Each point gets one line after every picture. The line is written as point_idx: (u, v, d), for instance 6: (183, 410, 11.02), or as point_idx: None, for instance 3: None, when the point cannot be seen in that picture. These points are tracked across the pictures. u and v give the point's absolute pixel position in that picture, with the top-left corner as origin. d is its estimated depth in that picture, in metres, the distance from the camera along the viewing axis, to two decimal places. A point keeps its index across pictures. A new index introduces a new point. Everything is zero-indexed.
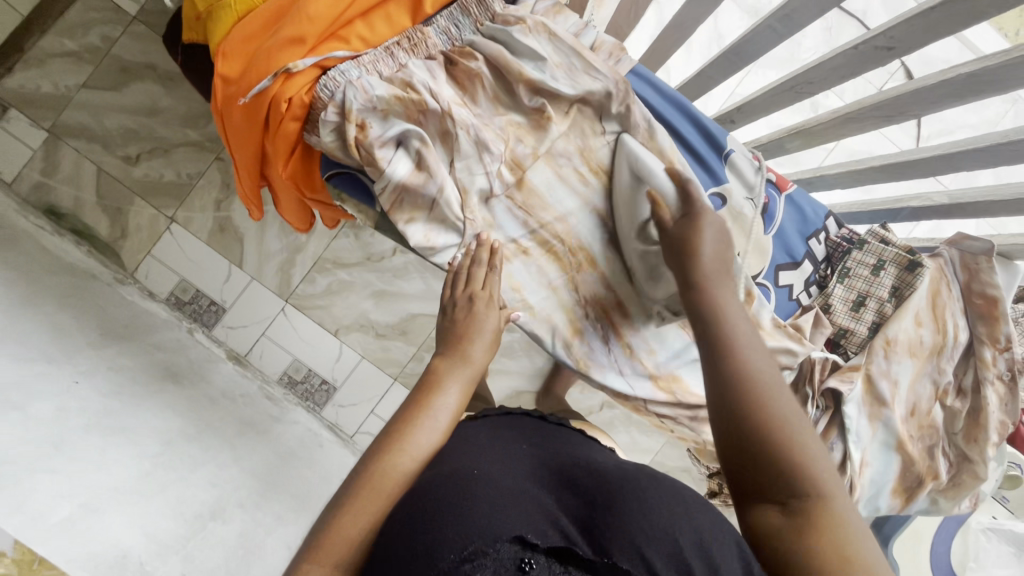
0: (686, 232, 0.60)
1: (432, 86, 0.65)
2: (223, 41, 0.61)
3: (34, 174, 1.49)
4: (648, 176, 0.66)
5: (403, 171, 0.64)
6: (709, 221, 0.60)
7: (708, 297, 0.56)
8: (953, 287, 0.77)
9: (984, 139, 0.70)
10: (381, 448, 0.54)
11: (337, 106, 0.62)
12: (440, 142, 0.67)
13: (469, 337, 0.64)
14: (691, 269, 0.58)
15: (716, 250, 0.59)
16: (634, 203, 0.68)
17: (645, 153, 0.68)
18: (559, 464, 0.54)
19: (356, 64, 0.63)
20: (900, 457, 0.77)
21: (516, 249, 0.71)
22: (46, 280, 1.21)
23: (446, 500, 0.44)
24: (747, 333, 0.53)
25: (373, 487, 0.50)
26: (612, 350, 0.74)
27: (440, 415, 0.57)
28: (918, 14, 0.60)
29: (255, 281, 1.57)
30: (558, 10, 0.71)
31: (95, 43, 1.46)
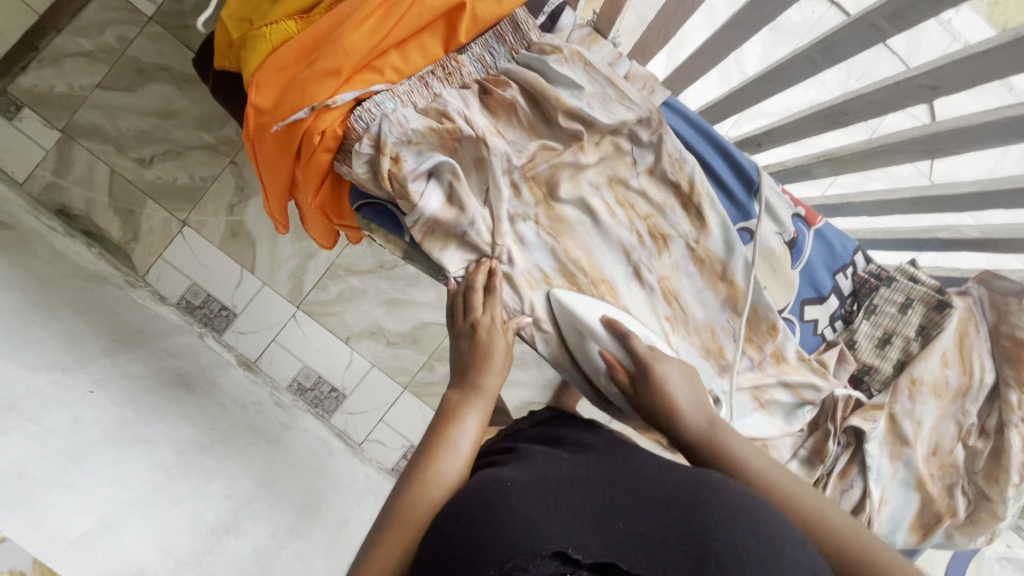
0: (661, 382, 0.63)
1: (466, 114, 0.64)
2: (257, 70, 0.60)
3: (47, 174, 1.48)
4: (590, 330, 0.67)
5: (434, 205, 0.63)
6: (668, 368, 0.65)
7: (715, 445, 0.58)
8: (981, 327, 0.76)
9: (1022, 180, 0.69)
10: (410, 483, 0.54)
11: (372, 137, 0.61)
12: (473, 170, 0.66)
13: (482, 367, 0.64)
14: (687, 436, 0.60)
15: (689, 395, 0.62)
16: (586, 356, 0.68)
17: (580, 302, 0.68)
18: (606, 468, 0.53)
19: (391, 95, 0.63)
20: (920, 495, 0.77)
21: (540, 278, 0.70)
22: (61, 286, 1.21)
23: (485, 514, 0.45)
24: (767, 468, 0.56)
25: (404, 519, 0.51)
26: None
27: (461, 443, 0.58)
28: (967, 55, 0.57)
29: (266, 287, 1.56)
30: (593, 39, 0.70)
31: (110, 43, 1.45)
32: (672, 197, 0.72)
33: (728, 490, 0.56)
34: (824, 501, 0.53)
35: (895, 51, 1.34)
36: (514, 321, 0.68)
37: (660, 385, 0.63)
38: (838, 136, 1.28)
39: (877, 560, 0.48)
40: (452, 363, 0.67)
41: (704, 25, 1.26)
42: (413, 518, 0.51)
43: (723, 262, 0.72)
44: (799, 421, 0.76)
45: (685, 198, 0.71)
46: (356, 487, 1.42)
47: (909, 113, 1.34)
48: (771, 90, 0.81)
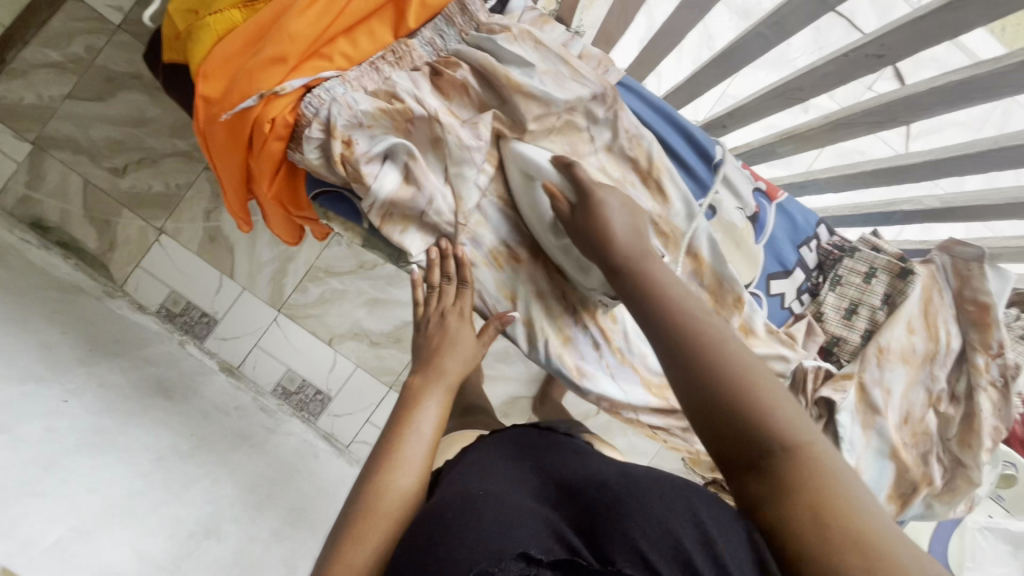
0: (595, 211, 0.59)
1: (417, 95, 0.64)
2: (203, 60, 0.60)
3: (20, 187, 1.47)
4: (536, 169, 0.64)
5: (389, 186, 0.63)
6: (606, 196, 0.60)
7: (638, 272, 0.53)
8: (945, 294, 0.76)
9: (974, 146, 0.69)
10: (374, 476, 0.53)
11: (322, 123, 0.61)
12: (431, 150, 0.65)
13: (443, 351, 0.65)
14: (614, 254, 0.56)
15: (629, 224, 0.58)
16: (530, 195, 0.66)
17: (530, 149, 0.66)
18: (566, 472, 0.55)
19: (341, 81, 0.62)
20: (894, 464, 0.77)
21: (505, 255, 0.70)
22: (34, 298, 1.20)
23: (453, 522, 0.45)
24: (691, 299, 0.50)
25: (372, 515, 0.50)
26: (602, 356, 0.74)
27: (424, 428, 0.58)
28: (909, 22, 0.57)
29: (246, 292, 1.56)
30: (545, 20, 0.71)
31: (78, 53, 1.44)
32: (634, 173, 0.72)
33: (634, 300, 0.52)
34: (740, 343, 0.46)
35: (862, 31, 1.35)
36: (500, 315, 0.69)
37: (599, 211, 0.58)
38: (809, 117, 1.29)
39: (770, 407, 0.42)
40: (415, 350, 0.67)
41: (670, 10, 1.26)
42: (380, 509, 0.50)
43: (686, 236, 0.72)
44: None
45: (645, 174, 0.71)
46: (344, 488, 1.41)
47: (878, 90, 1.35)
48: (729, 68, 0.81)
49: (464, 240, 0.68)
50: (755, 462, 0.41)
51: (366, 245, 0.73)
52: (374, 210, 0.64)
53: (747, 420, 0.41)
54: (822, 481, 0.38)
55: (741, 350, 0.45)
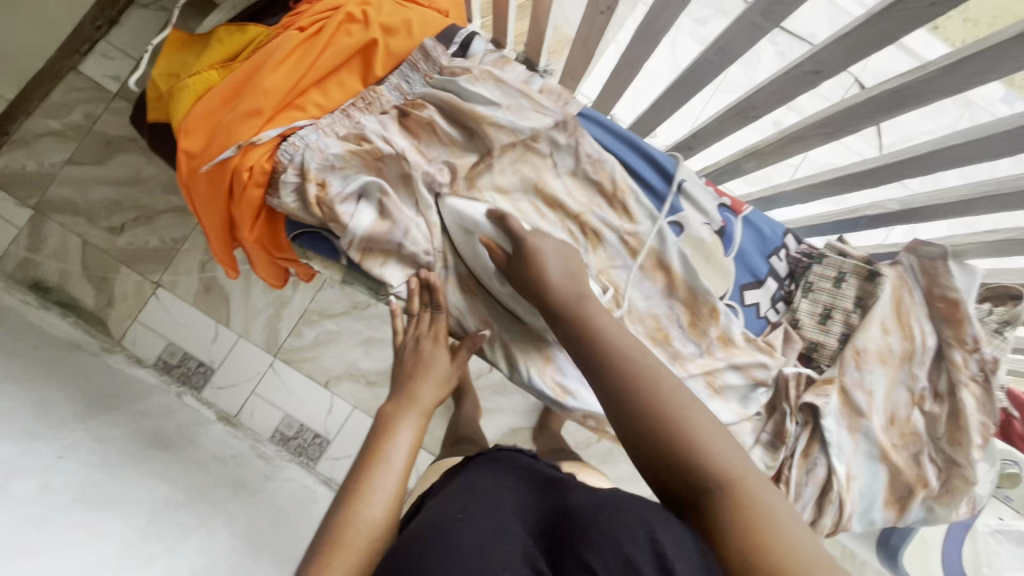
0: (540, 263, 0.63)
1: (386, 137, 0.68)
2: (185, 117, 0.64)
3: (20, 251, 1.52)
4: (475, 225, 0.68)
5: (366, 222, 0.66)
6: (548, 249, 0.64)
7: (578, 319, 0.58)
8: (915, 293, 0.78)
9: (921, 148, 0.68)
10: (346, 506, 0.55)
11: (297, 168, 0.64)
12: (401, 186, 0.70)
13: (417, 378, 0.69)
14: (556, 301, 0.60)
15: (562, 267, 0.63)
16: (475, 255, 0.70)
17: (466, 203, 0.69)
18: (556, 495, 0.54)
19: (315, 128, 0.66)
20: (886, 467, 0.77)
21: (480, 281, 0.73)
22: (33, 357, 1.22)
23: (427, 552, 0.46)
24: (620, 342, 0.56)
25: (338, 544, 0.51)
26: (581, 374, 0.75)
27: (394, 456, 0.61)
28: (836, 39, 0.59)
29: (242, 338, 1.57)
30: (506, 60, 0.74)
31: (77, 121, 1.52)
32: (598, 194, 0.75)
33: (581, 356, 0.57)
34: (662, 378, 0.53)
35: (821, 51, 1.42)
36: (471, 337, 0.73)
37: (536, 258, 0.63)
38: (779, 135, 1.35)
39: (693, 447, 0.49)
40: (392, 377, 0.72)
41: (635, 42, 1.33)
42: (352, 538, 0.52)
43: (656, 250, 0.75)
44: (755, 403, 0.77)
45: (610, 195, 0.75)
46: None
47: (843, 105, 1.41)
48: (686, 92, 0.86)
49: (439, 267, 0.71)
50: (688, 493, 0.48)
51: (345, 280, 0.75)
52: (356, 254, 0.69)
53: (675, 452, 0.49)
54: (747, 512, 0.46)
55: (670, 392, 0.52)
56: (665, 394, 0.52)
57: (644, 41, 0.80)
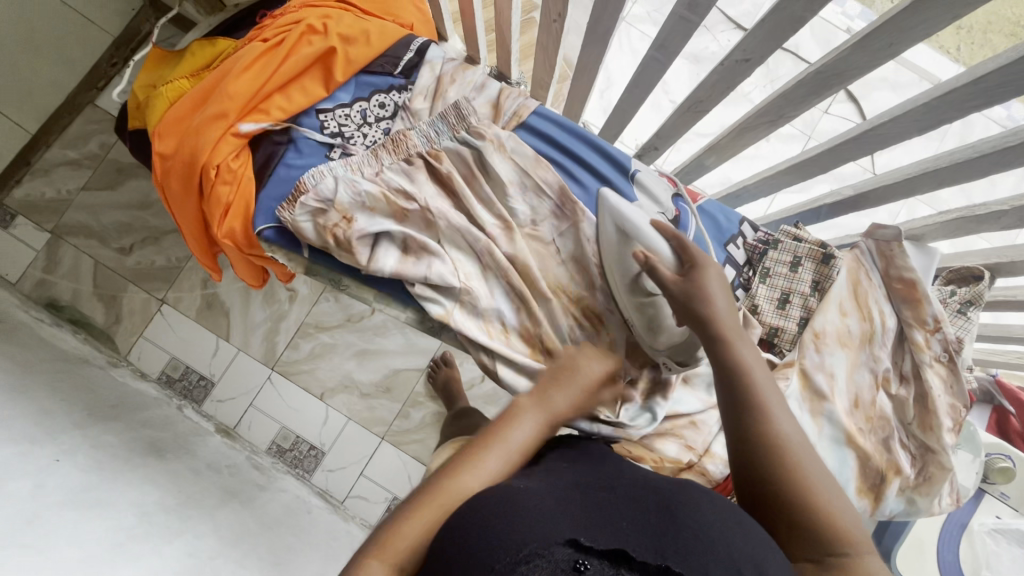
0: (700, 289, 0.62)
1: (419, 192, 0.73)
2: (158, 122, 0.69)
3: (37, 272, 1.61)
4: (637, 233, 0.70)
5: (390, 263, 0.71)
6: (713, 275, 0.63)
7: (729, 356, 0.59)
8: (872, 275, 0.78)
9: (854, 131, 0.70)
10: (450, 470, 0.52)
11: (318, 194, 0.69)
12: (425, 229, 0.74)
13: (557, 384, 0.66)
14: (713, 330, 0.61)
15: (728, 305, 0.62)
16: (622, 259, 0.72)
17: (631, 210, 0.72)
18: (599, 476, 0.54)
19: (344, 164, 0.72)
20: (854, 453, 0.76)
21: (501, 328, 0.75)
22: (40, 369, 1.28)
23: (495, 505, 0.44)
24: (770, 392, 0.57)
25: (433, 497, 0.50)
26: (596, 425, 0.72)
27: (514, 438, 0.56)
28: (755, 27, 0.62)
29: (241, 352, 1.62)
30: (466, 66, 0.78)
31: (94, 150, 1.64)
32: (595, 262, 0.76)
33: (727, 391, 0.58)
34: (803, 445, 0.55)
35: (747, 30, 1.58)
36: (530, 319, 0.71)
37: (705, 286, 0.63)
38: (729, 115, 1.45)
39: (817, 507, 0.51)
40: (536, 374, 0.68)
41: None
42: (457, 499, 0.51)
43: None
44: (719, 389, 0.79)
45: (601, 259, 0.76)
46: (335, 543, 1.40)
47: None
48: (641, 90, 0.90)
49: (467, 301, 0.73)
50: (788, 534, 0.51)
51: (379, 299, 0.75)
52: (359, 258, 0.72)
53: (798, 507, 0.51)
54: None
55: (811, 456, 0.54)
56: (806, 455, 0.54)
57: (595, 45, 0.85)
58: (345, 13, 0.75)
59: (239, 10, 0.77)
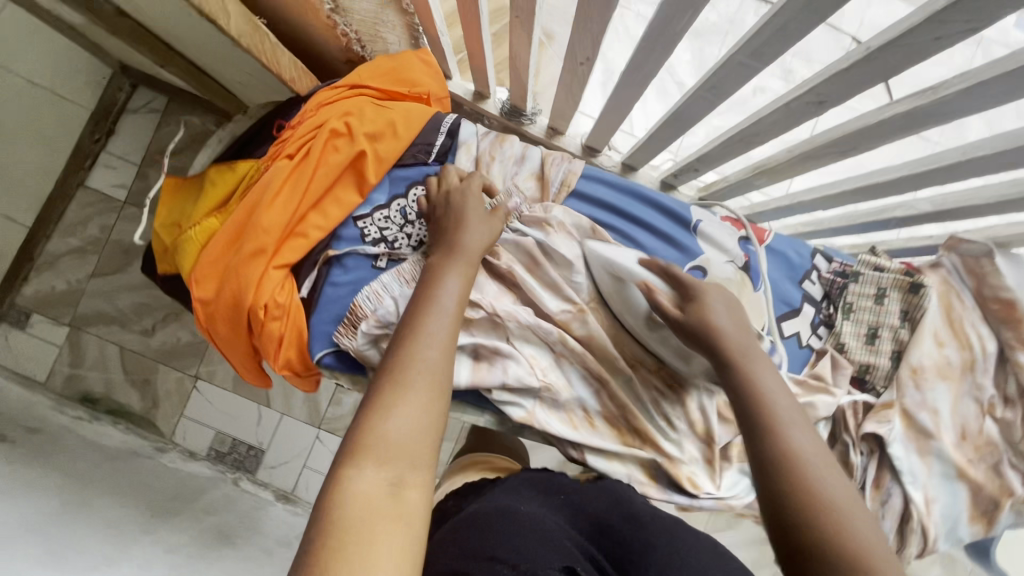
0: (704, 312, 0.60)
1: (481, 294, 0.70)
2: (193, 268, 0.64)
3: (64, 367, 1.52)
4: (628, 272, 0.68)
5: (465, 375, 0.67)
6: (713, 294, 0.62)
7: (740, 371, 0.57)
8: (964, 297, 0.73)
9: (946, 158, 0.65)
10: (398, 348, 0.51)
11: (379, 319, 0.63)
12: (490, 329, 0.70)
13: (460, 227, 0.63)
14: (722, 349, 0.58)
15: (733, 318, 0.61)
16: (627, 299, 0.68)
17: (616, 251, 0.70)
18: (591, 510, 0.57)
19: (396, 277, 0.65)
20: (965, 485, 0.73)
21: (583, 416, 0.72)
22: (95, 470, 1.13)
23: (495, 534, 0.47)
24: (783, 408, 0.54)
25: (397, 381, 0.49)
26: (695, 497, 0.71)
27: (444, 302, 0.55)
28: (835, 74, 0.55)
29: (286, 416, 1.59)
30: (503, 137, 0.75)
31: (94, 234, 1.52)
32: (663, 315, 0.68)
33: (740, 405, 0.56)
34: (818, 459, 0.51)
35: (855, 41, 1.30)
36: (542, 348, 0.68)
37: (707, 304, 0.61)
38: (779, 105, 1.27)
39: (837, 526, 0.47)
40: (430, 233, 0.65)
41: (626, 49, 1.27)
42: (417, 379, 0.49)
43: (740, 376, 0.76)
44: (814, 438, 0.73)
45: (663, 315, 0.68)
46: None
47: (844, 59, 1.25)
48: (683, 123, 0.83)
49: (546, 395, 0.70)
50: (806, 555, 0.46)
51: (452, 408, 0.71)
52: None
53: (822, 524, 0.47)
54: None
55: (830, 472, 0.50)
56: (823, 472, 0.50)
57: (631, 85, 0.78)
58: (366, 106, 0.69)
59: (252, 124, 0.72)
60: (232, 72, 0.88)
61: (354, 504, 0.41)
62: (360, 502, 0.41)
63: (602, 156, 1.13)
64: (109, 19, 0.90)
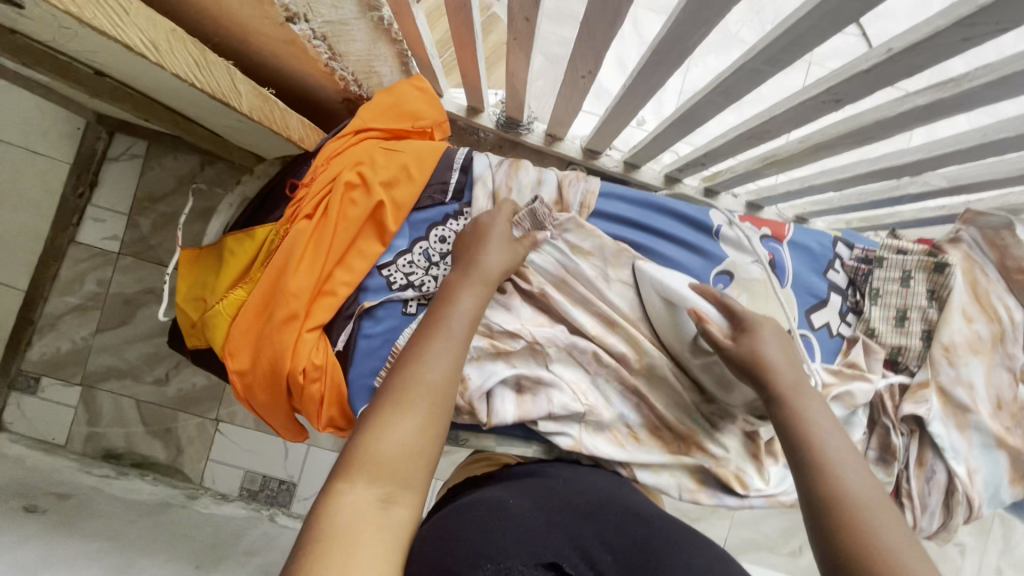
0: (755, 348, 0.58)
1: (519, 324, 0.68)
2: (226, 342, 0.64)
3: (82, 427, 1.39)
4: (680, 298, 0.65)
5: (510, 410, 0.65)
6: (766, 332, 0.60)
7: (792, 409, 0.55)
8: (988, 270, 0.75)
9: (965, 140, 0.66)
10: (404, 366, 0.53)
11: None
12: (529, 356, 0.68)
13: (483, 249, 0.63)
14: (770, 385, 0.56)
15: (786, 357, 0.58)
16: (675, 324, 0.66)
17: (667, 274, 0.67)
18: (584, 501, 0.53)
19: None
20: (1005, 452, 0.74)
21: (627, 432, 0.68)
22: (134, 531, 1.05)
23: (480, 526, 0.44)
24: (838, 450, 0.52)
25: (398, 400, 0.51)
26: (744, 497, 0.67)
27: (455, 325, 0.56)
28: (855, 74, 0.55)
29: (313, 447, 1.44)
30: (517, 165, 0.74)
31: (92, 290, 1.38)
32: None
33: (786, 441, 0.54)
34: (876, 509, 0.48)
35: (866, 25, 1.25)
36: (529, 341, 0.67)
37: (759, 340, 0.59)
38: (780, 85, 1.25)
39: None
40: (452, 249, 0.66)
41: (614, 42, 1.25)
42: (419, 400, 0.51)
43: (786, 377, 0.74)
44: (858, 425, 0.73)
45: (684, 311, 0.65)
46: None
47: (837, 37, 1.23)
48: (692, 123, 0.82)
49: (590, 418, 0.66)
50: None
51: (497, 442, 0.69)
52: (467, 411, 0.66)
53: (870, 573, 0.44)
54: None
55: (885, 520, 0.47)
56: (879, 519, 0.47)
57: (636, 95, 0.77)
58: (376, 152, 0.68)
59: (263, 186, 0.72)
60: (227, 121, 0.80)
61: (343, 513, 0.44)
62: (347, 515, 0.43)
63: (603, 156, 1.12)
64: (88, 81, 0.86)
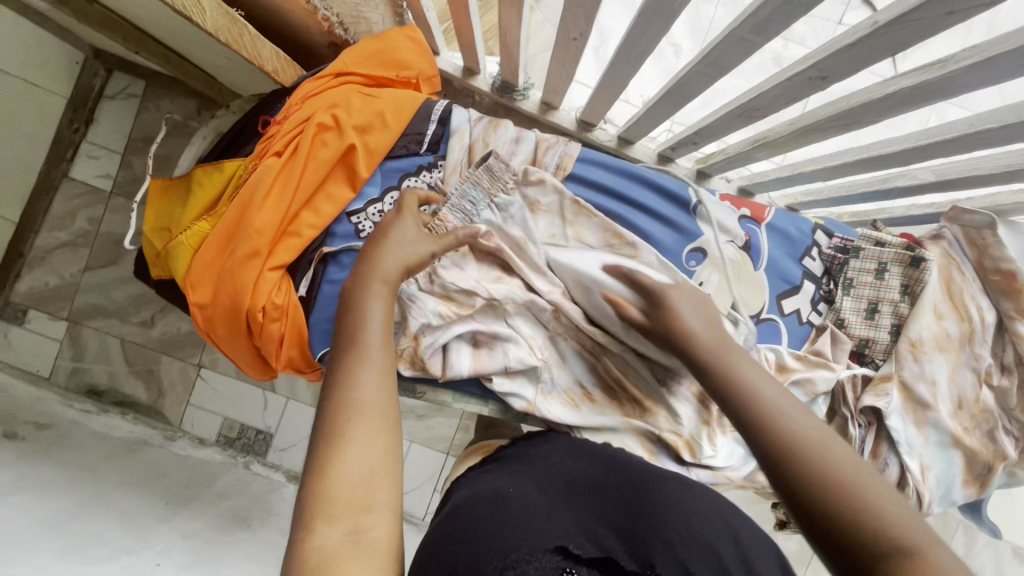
0: (671, 311, 0.56)
1: (475, 282, 0.68)
2: (188, 272, 0.64)
3: (66, 361, 1.39)
4: (594, 281, 0.65)
5: (464, 363, 0.66)
6: (678, 295, 0.58)
7: (725, 376, 0.50)
8: (964, 268, 0.74)
9: (950, 130, 0.64)
10: (326, 395, 0.45)
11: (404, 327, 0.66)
12: (487, 312, 0.68)
13: (386, 244, 0.56)
14: (694, 352, 0.53)
15: (703, 319, 0.55)
16: (596, 305, 0.65)
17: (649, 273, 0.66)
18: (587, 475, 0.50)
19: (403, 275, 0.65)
20: (961, 451, 0.74)
21: (582, 394, 0.68)
22: (109, 463, 1.06)
23: (481, 519, 0.42)
24: (772, 398, 0.48)
25: (330, 431, 0.43)
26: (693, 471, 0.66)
27: (371, 335, 0.48)
28: (839, 49, 0.54)
29: (292, 401, 1.44)
30: (496, 122, 0.73)
31: (83, 227, 1.36)
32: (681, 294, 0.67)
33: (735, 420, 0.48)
34: (829, 445, 0.44)
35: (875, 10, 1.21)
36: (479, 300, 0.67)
37: (675, 314, 0.56)
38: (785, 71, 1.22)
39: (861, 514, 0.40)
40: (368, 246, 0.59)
41: (621, 15, 1.22)
42: (354, 424, 0.43)
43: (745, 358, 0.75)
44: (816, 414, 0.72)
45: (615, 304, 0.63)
46: None
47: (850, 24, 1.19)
48: (682, 97, 0.80)
49: (545, 380, 0.68)
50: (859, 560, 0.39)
51: (454, 398, 0.70)
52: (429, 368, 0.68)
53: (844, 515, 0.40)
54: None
55: (836, 449, 0.44)
56: (833, 454, 0.44)
57: (625, 61, 0.75)
58: (352, 96, 0.67)
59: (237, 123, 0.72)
60: (211, 56, 0.79)
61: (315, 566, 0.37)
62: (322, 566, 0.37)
63: (597, 130, 1.10)
64: (78, 6, 0.85)
